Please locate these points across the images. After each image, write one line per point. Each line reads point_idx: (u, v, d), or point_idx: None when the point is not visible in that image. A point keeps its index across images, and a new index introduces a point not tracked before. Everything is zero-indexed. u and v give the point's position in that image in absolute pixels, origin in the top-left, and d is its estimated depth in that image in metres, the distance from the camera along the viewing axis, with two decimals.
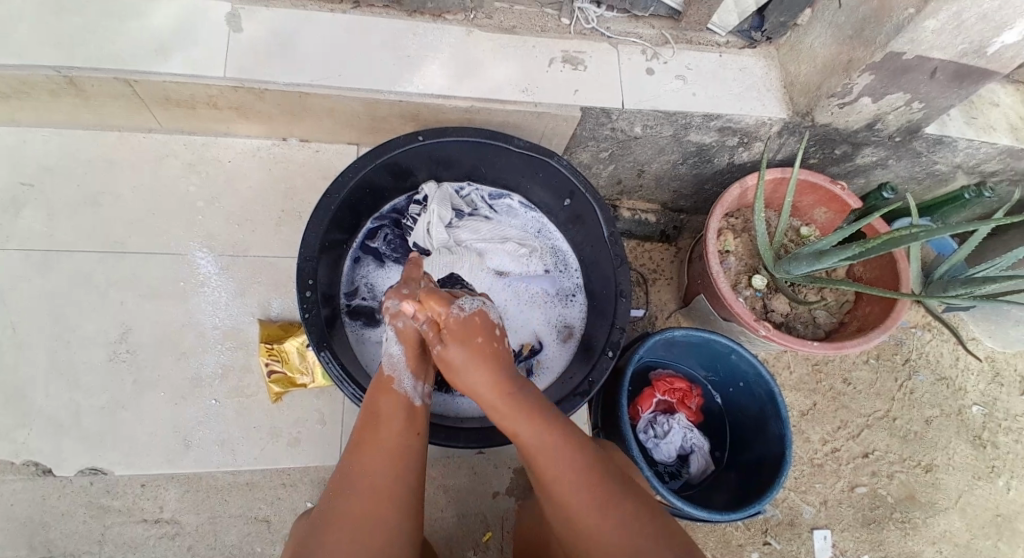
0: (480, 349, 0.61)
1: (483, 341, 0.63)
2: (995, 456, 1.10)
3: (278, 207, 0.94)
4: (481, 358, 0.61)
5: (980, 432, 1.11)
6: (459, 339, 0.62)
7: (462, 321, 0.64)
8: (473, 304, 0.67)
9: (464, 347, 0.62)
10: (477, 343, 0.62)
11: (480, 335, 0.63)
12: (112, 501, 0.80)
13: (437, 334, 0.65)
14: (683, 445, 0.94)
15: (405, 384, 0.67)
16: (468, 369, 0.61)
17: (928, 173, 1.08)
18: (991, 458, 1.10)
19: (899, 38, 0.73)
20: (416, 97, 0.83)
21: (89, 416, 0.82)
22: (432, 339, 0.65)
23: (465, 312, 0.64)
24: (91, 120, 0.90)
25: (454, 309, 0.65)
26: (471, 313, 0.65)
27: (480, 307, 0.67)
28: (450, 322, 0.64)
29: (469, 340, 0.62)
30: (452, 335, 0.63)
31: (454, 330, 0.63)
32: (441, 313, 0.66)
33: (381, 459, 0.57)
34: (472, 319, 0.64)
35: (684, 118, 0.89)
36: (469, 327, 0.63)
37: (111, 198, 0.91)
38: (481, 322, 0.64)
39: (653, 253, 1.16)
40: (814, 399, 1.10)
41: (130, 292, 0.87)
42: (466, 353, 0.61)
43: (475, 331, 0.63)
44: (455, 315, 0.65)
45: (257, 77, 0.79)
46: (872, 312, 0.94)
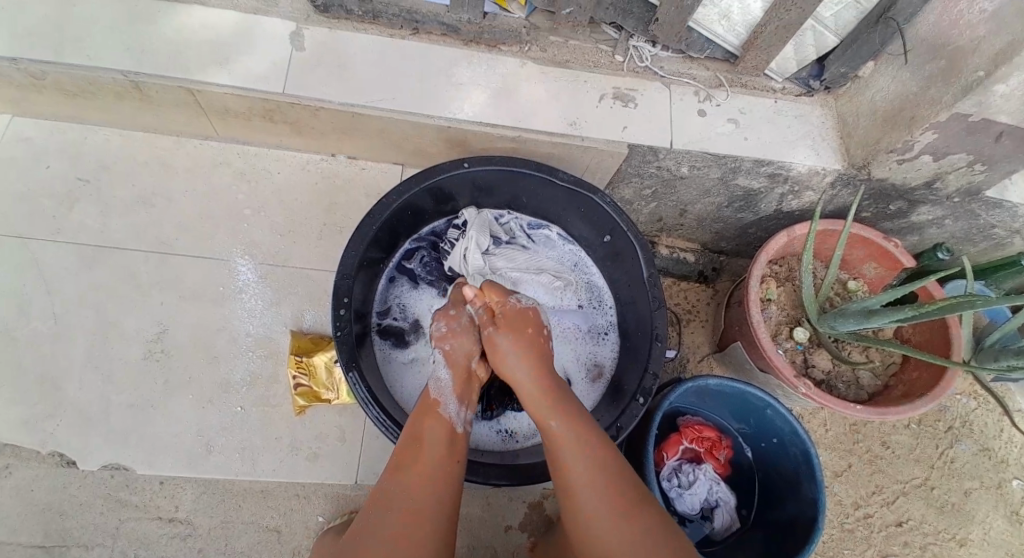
0: (528, 338, 0.69)
1: (532, 332, 0.71)
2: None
3: (321, 220, 0.96)
4: (528, 348, 0.68)
5: (1021, 510, 1.03)
6: (511, 326, 0.70)
7: (518, 311, 0.73)
8: (528, 302, 0.75)
9: (513, 336, 0.69)
10: (525, 335, 0.69)
11: (530, 326, 0.71)
12: (132, 496, 0.82)
13: (490, 318, 0.73)
14: (708, 498, 0.90)
15: (450, 409, 0.66)
16: (516, 359, 0.67)
17: (985, 235, 1.02)
18: None
19: (965, 100, 0.70)
20: (468, 123, 0.84)
21: (119, 412, 0.84)
22: (484, 322, 0.73)
23: (522, 304, 0.74)
24: (153, 125, 0.94)
25: (511, 300, 0.74)
26: (527, 307, 0.74)
27: (534, 306, 0.75)
28: (505, 311, 0.73)
29: (521, 330, 0.70)
30: (506, 322, 0.71)
31: (509, 318, 0.71)
32: (497, 303, 0.75)
33: (415, 482, 0.57)
34: (526, 312, 0.73)
35: (733, 162, 0.87)
36: (523, 318, 0.72)
37: (162, 200, 0.94)
38: (533, 316, 0.73)
39: (689, 293, 1.13)
40: (848, 460, 1.04)
41: (171, 293, 0.90)
42: (514, 342, 0.68)
43: (527, 322, 0.71)
44: (513, 305, 0.73)
45: (313, 94, 0.81)
46: (920, 377, 0.89)
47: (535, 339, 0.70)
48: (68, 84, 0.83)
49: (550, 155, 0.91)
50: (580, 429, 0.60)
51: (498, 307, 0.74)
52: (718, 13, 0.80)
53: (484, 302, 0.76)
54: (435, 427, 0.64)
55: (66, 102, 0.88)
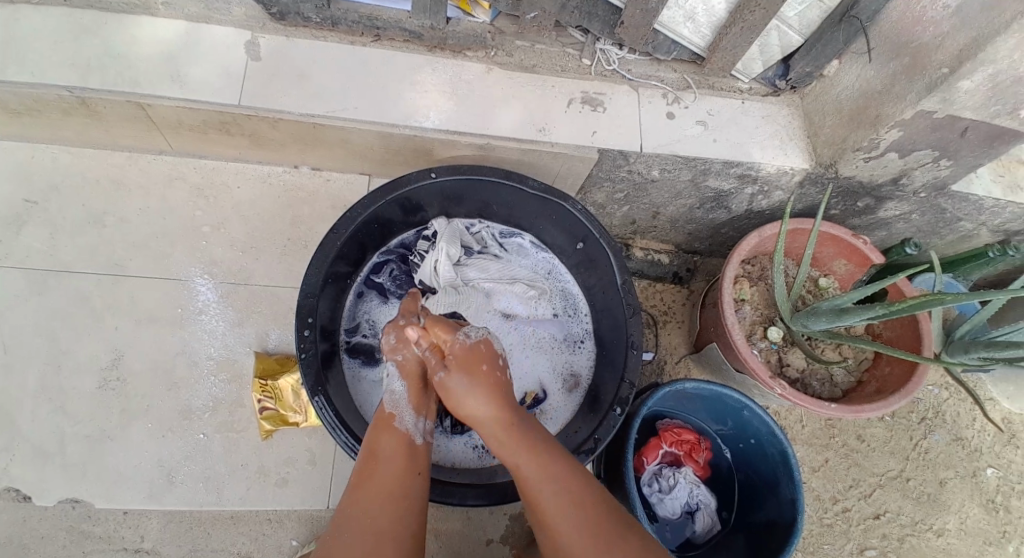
0: (483, 378, 0.63)
1: (488, 370, 0.64)
2: (1006, 521, 1.04)
3: (285, 234, 0.93)
4: (483, 389, 0.62)
5: (993, 496, 1.05)
6: (462, 367, 0.64)
7: (468, 348, 0.66)
8: (479, 334, 0.69)
9: (466, 375, 0.63)
10: (480, 375, 0.63)
11: (485, 364, 0.65)
12: (93, 527, 0.78)
13: (439, 360, 0.66)
14: (689, 502, 0.90)
15: (407, 421, 0.65)
16: (471, 399, 0.62)
17: (952, 228, 1.04)
18: (1002, 523, 1.04)
19: (931, 97, 0.70)
20: (431, 132, 0.82)
21: (75, 444, 0.81)
22: (433, 366, 0.66)
23: (470, 339, 0.66)
24: (102, 140, 0.90)
25: (459, 337, 0.67)
26: (477, 341, 0.67)
27: (485, 336, 0.69)
28: (454, 350, 0.65)
29: (474, 369, 0.64)
30: (457, 362, 0.64)
31: (459, 357, 0.65)
32: (447, 341, 0.67)
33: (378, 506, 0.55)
34: (478, 347, 0.66)
35: (704, 163, 0.87)
36: (475, 355, 0.65)
37: (115, 219, 0.90)
38: (486, 350, 0.66)
39: (664, 295, 1.12)
40: (826, 456, 1.05)
41: (128, 316, 0.86)
42: (467, 383, 0.62)
43: (480, 360, 0.65)
44: (462, 342, 0.66)
45: (271, 105, 0.78)
46: (892, 373, 0.89)
47: (492, 378, 0.64)
48: (9, 101, 0.79)
49: (519, 162, 0.89)
50: (544, 453, 0.59)
51: (446, 346, 0.67)
52: (683, 15, 0.80)
53: (431, 340, 0.68)
54: (390, 440, 0.62)
55: (8, 118, 0.84)
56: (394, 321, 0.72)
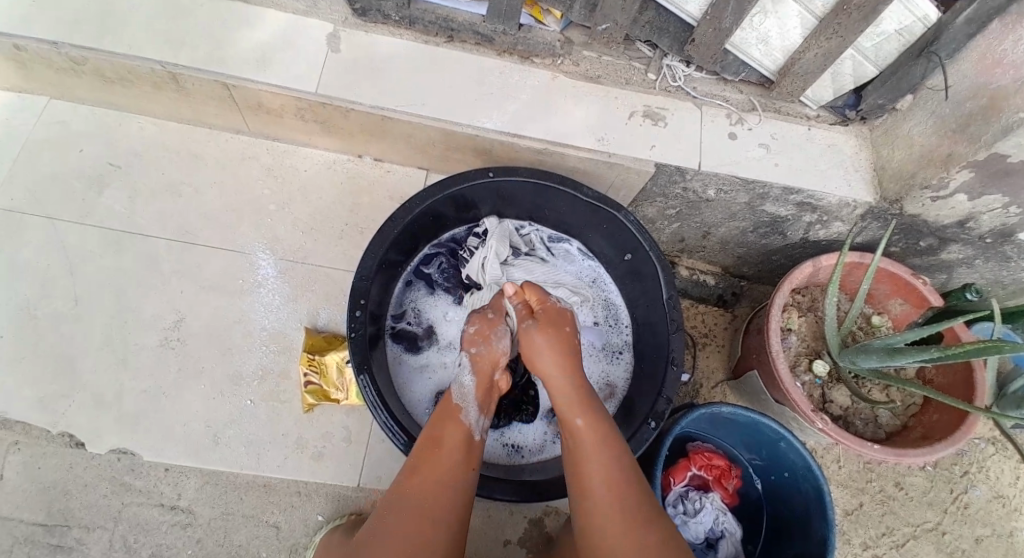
0: (566, 338, 0.67)
1: (570, 332, 0.69)
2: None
3: (342, 220, 0.96)
4: (563, 345, 0.66)
5: None
6: (551, 325, 0.68)
7: (558, 311, 0.70)
8: (566, 304, 0.74)
9: (551, 334, 0.67)
10: (563, 333, 0.68)
11: (569, 324, 0.69)
12: (136, 481, 0.82)
13: (529, 314, 0.70)
14: (713, 528, 0.88)
15: (470, 415, 0.65)
16: (552, 357, 0.65)
17: (1014, 279, 1.00)
18: None
19: (1005, 140, 0.68)
20: (492, 133, 0.84)
21: (131, 397, 0.85)
22: (523, 316, 0.70)
23: (562, 304, 0.72)
24: (186, 115, 0.96)
25: (553, 299, 0.72)
26: (564, 308, 0.72)
27: (569, 308, 0.73)
28: (548, 308, 0.70)
29: (559, 328, 0.68)
30: (547, 319, 0.69)
31: (550, 314, 0.69)
32: (541, 300, 0.71)
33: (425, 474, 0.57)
34: (564, 313, 0.71)
35: (762, 187, 0.86)
36: (562, 317, 0.70)
37: (188, 190, 0.95)
38: (571, 317, 0.71)
39: (706, 316, 1.11)
40: (860, 499, 1.01)
41: (189, 282, 0.91)
42: (551, 340, 0.66)
43: (566, 321, 0.69)
44: (554, 304, 0.71)
45: (347, 96, 0.82)
46: (939, 420, 0.86)
47: (572, 340, 0.68)
48: (105, 70, 0.84)
49: (575, 170, 0.90)
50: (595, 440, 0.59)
51: (539, 304, 0.71)
52: (756, 37, 0.79)
53: (523, 299, 0.72)
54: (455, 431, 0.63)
55: (105, 87, 0.90)
56: (478, 314, 0.73)
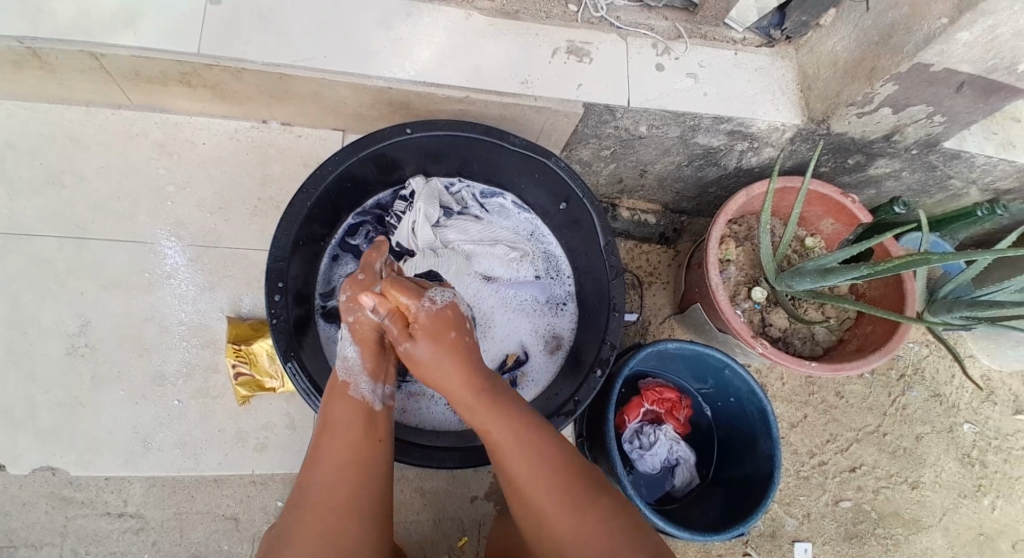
0: (449, 349, 0.60)
1: (455, 338, 0.61)
2: (982, 474, 1.08)
3: (254, 195, 0.90)
4: (450, 360, 0.60)
5: (969, 450, 1.09)
6: (429, 336, 0.61)
7: (434, 316, 0.62)
8: (445, 298, 0.64)
9: (434, 349, 0.60)
10: (448, 341, 0.61)
11: (451, 332, 0.61)
12: (75, 493, 0.78)
13: (404, 330, 0.62)
14: (668, 457, 0.92)
15: (363, 389, 0.62)
16: (439, 370, 0.60)
17: (940, 187, 1.03)
18: (977, 477, 1.08)
19: (928, 50, 0.67)
20: (408, 85, 0.77)
21: (46, 412, 0.79)
22: (398, 336, 0.62)
23: (436, 306, 0.62)
24: (57, 95, 0.84)
25: (424, 303, 0.62)
26: (443, 307, 0.63)
27: (451, 300, 0.65)
28: (420, 318, 0.61)
29: (440, 337, 0.61)
30: (423, 332, 0.61)
31: (426, 326, 0.61)
32: (408, 307, 0.62)
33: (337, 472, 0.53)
34: (442, 315, 0.62)
35: (693, 119, 0.83)
36: (440, 325, 0.61)
37: (74, 178, 0.86)
38: (451, 317, 0.63)
39: (650, 255, 1.12)
40: (804, 411, 1.07)
41: (90, 281, 0.83)
42: (436, 355, 0.60)
43: (446, 327, 0.61)
44: (428, 309, 0.62)
45: (234, 54, 0.73)
46: (873, 331, 0.90)
47: (459, 347, 0.61)
48: None
49: (500, 118, 0.85)
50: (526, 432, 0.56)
51: (409, 312, 0.62)
52: None
53: (392, 306, 0.63)
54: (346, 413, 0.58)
55: None
56: (351, 278, 0.67)
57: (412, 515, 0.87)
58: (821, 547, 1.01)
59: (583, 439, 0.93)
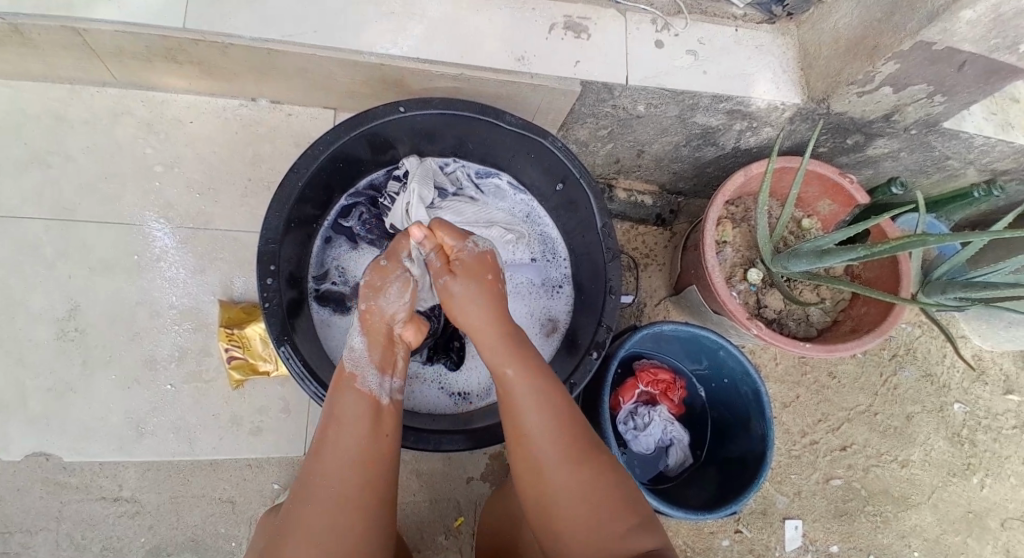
0: (490, 287, 0.60)
1: (493, 281, 0.61)
2: (971, 453, 1.10)
3: (244, 176, 0.88)
4: (488, 299, 0.59)
5: (959, 430, 1.11)
6: (470, 274, 0.60)
7: (475, 256, 0.62)
8: (486, 245, 0.64)
9: (473, 283, 0.60)
10: (486, 281, 0.60)
11: (490, 274, 0.61)
12: (69, 477, 0.78)
13: (445, 264, 0.62)
14: (662, 437, 0.93)
15: (370, 381, 0.60)
16: (477, 305, 0.59)
17: (938, 167, 1.02)
18: (967, 456, 1.10)
19: (931, 28, 0.65)
20: (400, 60, 0.75)
21: (40, 397, 0.79)
22: (438, 270, 0.62)
23: (479, 248, 0.63)
24: (36, 72, 0.81)
25: (468, 244, 0.63)
26: (484, 251, 0.64)
27: (491, 248, 0.65)
28: (461, 258, 0.62)
29: (479, 275, 0.60)
30: (463, 269, 0.61)
31: (466, 265, 0.61)
32: (451, 246, 0.63)
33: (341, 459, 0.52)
34: (484, 257, 0.63)
35: (691, 98, 0.82)
36: (480, 265, 0.62)
37: (58, 158, 0.84)
38: (492, 261, 0.63)
39: (646, 237, 1.11)
40: (797, 391, 1.08)
41: (77, 265, 0.82)
42: (478, 289, 0.59)
43: (486, 268, 0.61)
44: (469, 251, 0.63)
45: (218, 29, 0.70)
46: (868, 312, 0.91)
47: (497, 290, 0.61)
48: None
49: (495, 96, 0.83)
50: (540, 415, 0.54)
51: (453, 250, 0.63)
52: None
53: (436, 243, 0.64)
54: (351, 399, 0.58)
55: None
56: (374, 263, 0.66)
57: (410, 496, 0.88)
58: (811, 524, 1.03)
59: (578, 419, 0.94)
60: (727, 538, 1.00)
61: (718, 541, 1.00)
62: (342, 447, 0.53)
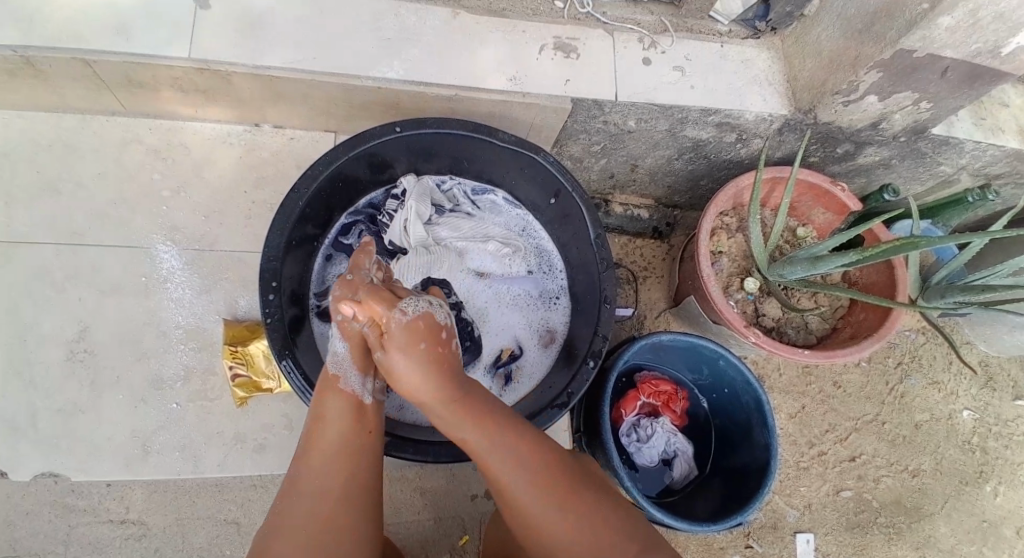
0: (431, 362, 0.56)
1: (426, 349, 0.57)
2: (983, 462, 1.08)
3: (248, 198, 0.91)
4: (426, 369, 0.56)
5: (970, 437, 1.09)
6: (402, 348, 0.57)
7: (405, 327, 0.57)
8: (418, 307, 0.60)
9: (412, 353, 0.56)
10: (420, 352, 0.56)
11: (423, 341, 0.57)
12: (78, 500, 0.78)
13: (379, 337, 0.60)
14: (666, 449, 0.93)
15: (353, 382, 0.61)
16: (411, 378, 0.56)
17: (931, 174, 1.03)
18: (979, 464, 1.08)
19: (910, 36, 0.67)
20: (396, 84, 0.78)
21: (47, 418, 0.80)
22: (375, 346, 0.59)
23: (409, 317, 0.58)
24: (49, 104, 0.85)
25: (397, 314, 0.58)
26: (414, 318, 0.58)
27: (427, 310, 0.60)
28: (392, 328, 0.57)
29: (413, 350, 0.56)
30: (394, 343, 0.57)
31: (395, 337, 0.57)
32: (383, 317, 0.58)
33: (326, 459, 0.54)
34: (417, 323, 0.58)
35: (681, 112, 0.84)
36: (412, 333, 0.57)
37: (69, 185, 0.86)
38: (426, 328, 0.58)
39: (644, 250, 1.13)
40: (802, 402, 1.07)
41: (87, 288, 0.84)
42: (407, 362, 0.56)
43: (418, 338, 0.57)
44: (400, 320, 0.58)
45: (221, 58, 0.74)
46: (867, 318, 0.90)
47: (437, 355, 0.57)
48: None
49: (490, 115, 0.85)
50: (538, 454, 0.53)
51: (382, 322, 0.59)
52: None
53: (369, 314, 0.60)
54: (338, 403, 0.59)
55: None
56: (341, 278, 0.67)
57: (413, 514, 0.87)
58: (824, 537, 1.01)
59: (579, 431, 0.93)
60: (737, 553, 0.98)
61: (728, 556, 0.98)
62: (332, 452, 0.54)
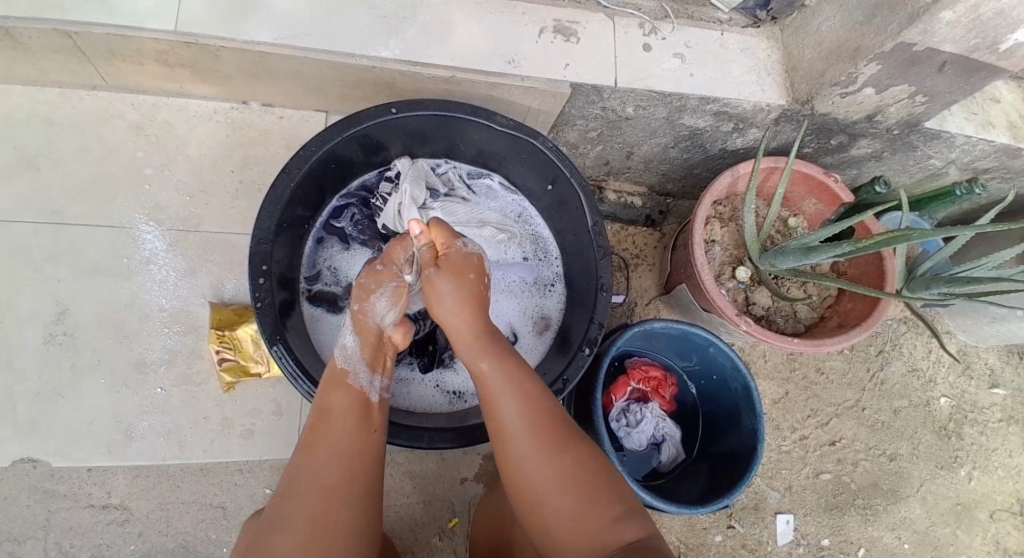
0: (474, 294, 0.61)
1: (475, 280, 0.62)
2: (959, 447, 1.12)
3: (234, 178, 0.88)
4: (470, 297, 0.61)
5: (946, 424, 1.12)
6: (454, 272, 0.61)
7: (463, 255, 0.64)
8: (474, 247, 0.67)
9: (458, 281, 0.61)
10: (469, 280, 0.62)
11: (473, 274, 0.63)
12: (57, 485, 0.77)
13: (432, 258, 0.64)
14: (655, 434, 0.94)
15: (361, 379, 0.62)
16: (455, 305, 0.60)
17: (920, 166, 1.04)
18: (955, 450, 1.11)
19: (912, 29, 0.67)
20: (392, 63, 0.75)
21: (27, 402, 0.78)
22: (426, 263, 0.63)
23: (467, 248, 0.64)
24: (25, 76, 0.81)
25: (459, 243, 0.65)
26: (473, 252, 0.66)
27: (479, 251, 0.67)
28: (451, 254, 0.64)
29: (462, 275, 0.62)
30: (450, 266, 0.62)
31: (453, 262, 0.63)
32: (444, 245, 0.65)
33: (328, 453, 0.53)
34: (473, 257, 0.64)
35: (679, 100, 0.83)
36: (469, 264, 0.63)
37: (46, 161, 0.83)
38: (479, 263, 0.64)
39: (636, 238, 1.12)
40: (786, 387, 1.10)
41: (67, 268, 0.81)
42: (459, 288, 0.60)
43: (473, 268, 0.63)
44: (459, 249, 0.64)
45: (210, 32, 0.71)
46: (854, 308, 0.92)
47: (477, 289, 0.62)
48: None
49: (488, 98, 0.84)
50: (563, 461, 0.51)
51: (443, 248, 0.65)
52: None
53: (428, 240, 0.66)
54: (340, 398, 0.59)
55: None
56: (369, 266, 0.69)
57: (402, 498, 0.88)
58: (803, 518, 1.04)
59: (570, 417, 0.94)
60: (719, 533, 1.00)
61: (711, 537, 1.00)
62: (334, 449, 0.53)
